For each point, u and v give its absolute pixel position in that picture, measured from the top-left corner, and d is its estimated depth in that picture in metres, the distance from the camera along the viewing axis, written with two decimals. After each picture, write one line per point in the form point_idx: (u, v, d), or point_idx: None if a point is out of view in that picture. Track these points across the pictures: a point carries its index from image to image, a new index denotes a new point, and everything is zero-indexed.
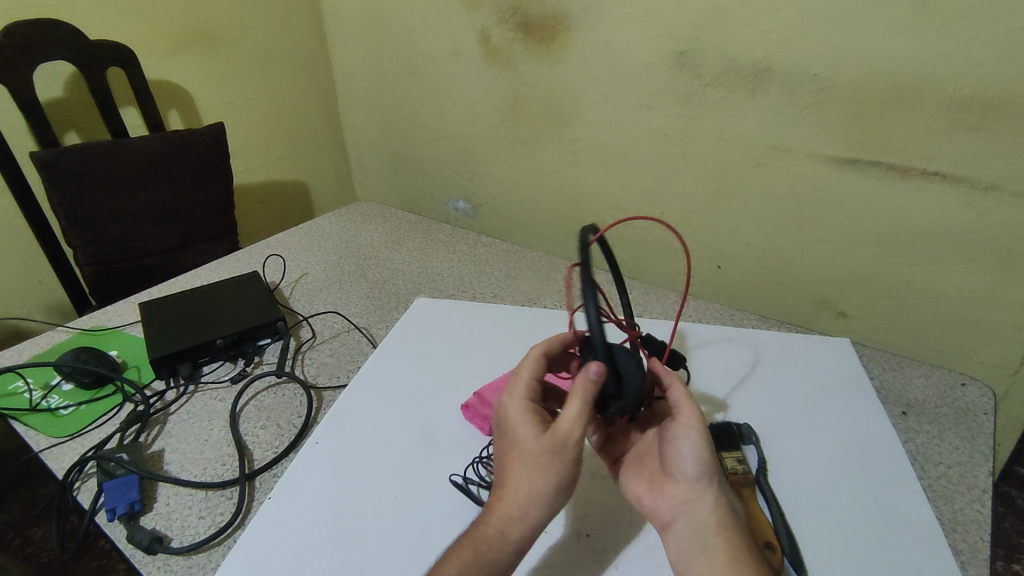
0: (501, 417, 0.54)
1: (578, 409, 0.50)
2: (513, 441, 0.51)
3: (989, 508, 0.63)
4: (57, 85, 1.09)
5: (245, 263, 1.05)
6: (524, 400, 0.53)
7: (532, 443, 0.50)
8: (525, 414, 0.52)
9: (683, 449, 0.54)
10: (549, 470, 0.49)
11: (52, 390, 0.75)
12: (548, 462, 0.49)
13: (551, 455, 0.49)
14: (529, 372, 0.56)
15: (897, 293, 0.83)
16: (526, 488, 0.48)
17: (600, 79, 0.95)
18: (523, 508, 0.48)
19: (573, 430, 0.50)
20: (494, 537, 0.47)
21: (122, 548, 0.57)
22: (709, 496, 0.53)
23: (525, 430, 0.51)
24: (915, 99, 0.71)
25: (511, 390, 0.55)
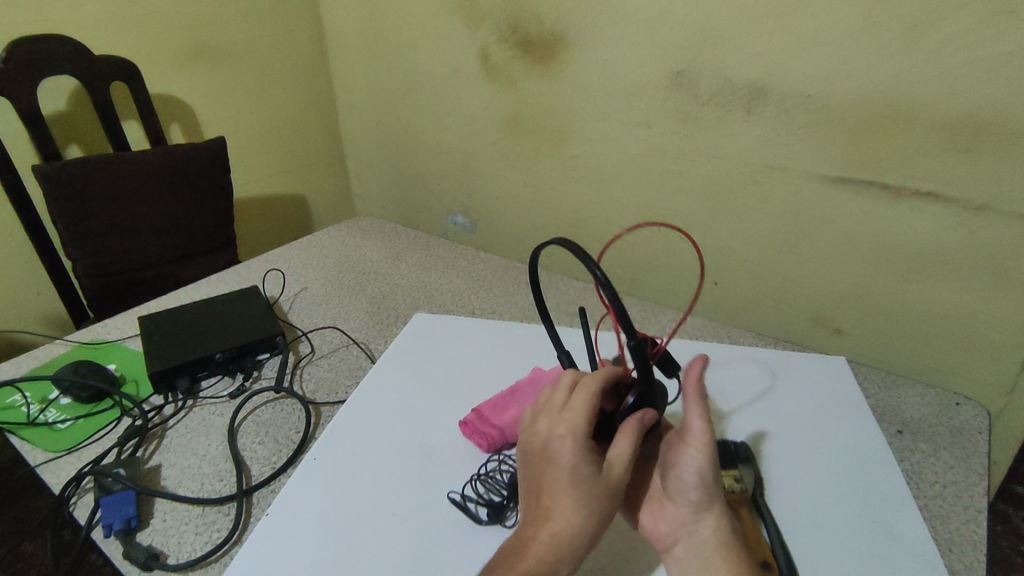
0: (552, 450, 0.52)
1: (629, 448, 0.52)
2: (566, 478, 0.51)
3: (985, 528, 0.63)
4: (61, 98, 1.10)
5: (244, 277, 1.05)
6: (581, 436, 0.52)
7: (590, 484, 0.50)
8: (583, 450, 0.51)
9: (687, 472, 0.52)
10: (599, 511, 0.50)
11: (49, 404, 0.75)
12: (602, 502, 0.50)
13: (603, 495, 0.50)
14: (585, 404, 0.53)
15: (892, 311, 0.84)
16: (579, 526, 0.49)
17: (597, 97, 0.97)
18: (570, 546, 0.49)
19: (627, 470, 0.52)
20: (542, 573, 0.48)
21: (118, 565, 0.57)
22: (712, 523, 0.52)
23: (582, 469, 0.51)
24: (906, 120, 0.73)
25: (563, 420, 0.53)
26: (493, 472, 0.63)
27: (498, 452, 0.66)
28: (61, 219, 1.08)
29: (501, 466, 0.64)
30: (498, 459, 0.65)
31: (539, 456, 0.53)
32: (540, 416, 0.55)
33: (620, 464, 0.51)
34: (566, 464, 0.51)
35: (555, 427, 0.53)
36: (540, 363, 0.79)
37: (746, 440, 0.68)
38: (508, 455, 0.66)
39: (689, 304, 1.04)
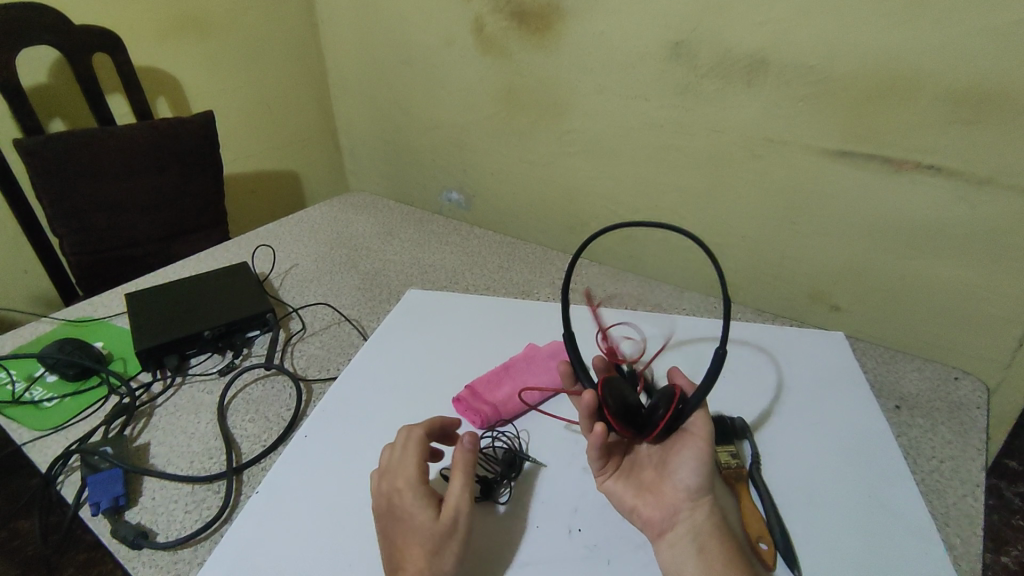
0: (394, 505, 0.52)
1: (462, 482, 0.52)
2: (410, 530, 0.50)
3: (982, 503, 0.63)
4: (41, 71, 1.07)
5: (234, 253, 1.03)
6: (412, 490, 0.52)
7: (428, 531, 0.50)
8: (417, 496, 0.51)
9: (688, 457, 0.54)
10: (444, 549, 0.49)
11: (35, 382, 0.74)
12: (450, 548, 0.50)
13: (445, 538, 0.50)
14: (420, 456, 0.54)
15: (892, 287, 0.83)
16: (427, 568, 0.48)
17: (594, 69, 0.94)
18: None
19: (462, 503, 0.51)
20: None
21: (106, 543, 0.56)
22: (707, 513, 0.52)
23: (421, 514, 0.51)
24: (911, 92, 0.71)
25: (398, 476, 0.53)
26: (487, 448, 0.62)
27: (493, 428, 0.65)
28: (45, 195, 1.05)
29: (495, 442, 0.63)
30: (492, 435, 0.64)
31: (392, 512, 0.52)
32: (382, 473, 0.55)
33: (452, 504, 0.51)
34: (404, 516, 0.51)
35: (391, 488, 0.53)
36: (535, 340, 0.78)
37: (743, 416, 0.68)
38: (502, 431, 0.65)
39: (686, 280, 1.03)
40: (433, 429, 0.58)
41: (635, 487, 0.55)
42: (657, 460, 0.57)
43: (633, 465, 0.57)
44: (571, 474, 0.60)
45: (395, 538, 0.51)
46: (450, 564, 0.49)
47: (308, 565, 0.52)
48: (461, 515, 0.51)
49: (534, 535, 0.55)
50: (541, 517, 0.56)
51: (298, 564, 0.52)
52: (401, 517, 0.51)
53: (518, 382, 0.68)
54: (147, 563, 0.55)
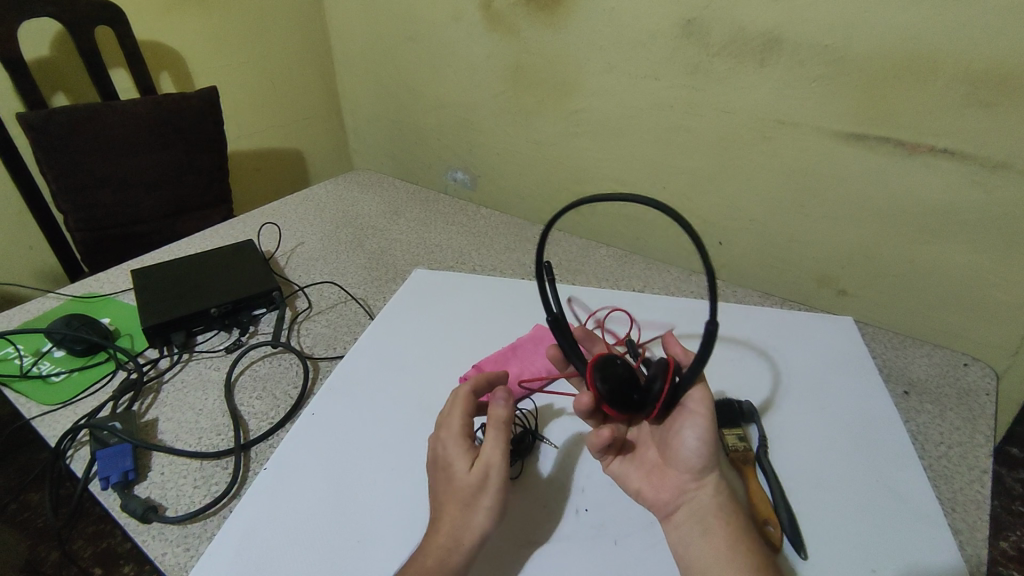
0: (436, 460, 0.53)
1: (496, 436, 0.51)
2: (448, 483, 0.51)
3: (989, 489, 0.63)
4: (43, 44, 1.05)
5: (240, 231, 1.03)
6: (454, 442, 0.52)
7: (463, 482, 0.50)
8: (458, 448, 0.52)
9: (689, 437, 0.52)
10: (477, 502, 0.49)
11: (43, 357, 0.74)
12: (483, 500, 0.49)
13: (477, 488, 0.50)
14: (468, 411, 0.54)
15: (900, 272, 0.83)
16: (461, 518, 0.49)
17: (603, 47, 0.92)
18: (460, 542, 0.48)
19: (496, 457, 0.50)
20: (432, 567, 0.47)
21: (116, 516, 0.57)
22: (713, 492, 0.51)
23: (459, 465, 0.51)
24: (928, 74, 0.69)
25: (443, 430, 0.54)
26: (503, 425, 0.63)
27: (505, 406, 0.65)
28: (50, 170, 1.05)
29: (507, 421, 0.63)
30: None
31: (433, 467, 0.53)
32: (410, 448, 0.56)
33: (485, 458, 0.50)
34: (444, 467, 0.52)
35: (436, 443, 0.54)
36: (541, 321, 0.78)
37: (750, 399, 0.68)
38: (514, 410, 0.65)
39: (693, 263, 1.02)
40: (483, 385, 0.57)
41: (641, 469, 0.55)
42: (660, 439, 0.55)
43: (639, 446, 0.57)
44: (578, 456, 0.60)
45: (435, 492, 0.52)
46: (484, 517, 0.49)
47: (317, 539, 0.53)
48: (495, 466, 0.50)
49: (542, 513, 0.55)
50: (549, 496, 0.57)
51: (308, 538, 0.53)
52: (438, 472, 0.52)
53: (527, 362, 0.68)
54: (158, 536, 0.55)
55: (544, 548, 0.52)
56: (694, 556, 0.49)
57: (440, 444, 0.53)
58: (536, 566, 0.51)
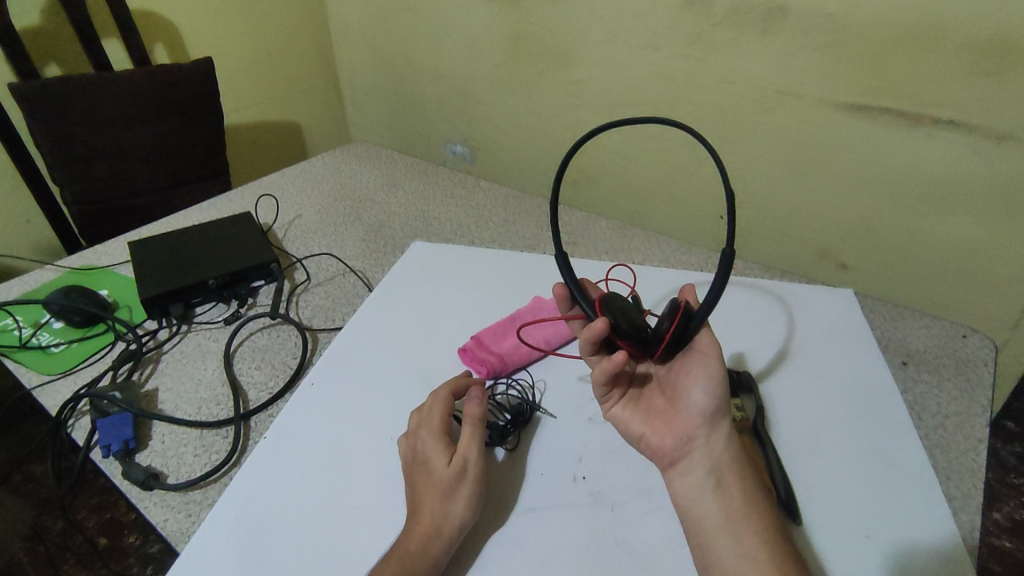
0: (417, 452, 0.53)
1: (472, 436, 0.53)
2: (429, 476, 0.52)
3: (984, 458, 0.64)
4: (33, 12, 1.03)
5: (237, 203, 1.02)
6: (432, 437, 0.53)
7: (441, 475, 0.51)
8: (436, 443, 0.53)
9: (701, 381, 0.53)
10: (454, 495, 0.50)
11: (42, 328, 0.74)
12: (458, 496, 0.50)
13: (456, 481, 0.51)
14: (444, 412, 0.56)
15: (901, 245, 0.82)
16: (440, 510, 0.49)
17: (603, 15, 0.91)
18: (442, 531, 0.48)
19: (471, 455, 0.52)
20: (416, 553, 0.47)
21: (118, 484, 0.57)
22: (722, 442, 0.52)
23: (437, 460, 0.52)
24: (937, 42, 0.67)
25: (424, 426, 0.55)
26: (501, 394, 0.63)
27: (506, 375, 0.65)
28: (44, 142, 1.04)
29: (508, 390, 0.64)
30: (505, 383, 0.64)
31: (411, 461, 0.54)
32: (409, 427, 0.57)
33: (461, 454, 0.52)
34: (428, 456, 0.52)
35: (416, 439, 0.54)
36: (541, 293, 0.77)
37: (748, 369, 0.68)
38: (515, 378, 0.66)
39: (693, 236, 1.02)
40: (461, 388, 0.59)
41: (645, 414, 0.56)
42: (667, 387, 0.56)
43: (645, 396, 0.57)
44: (576, 424, 0.61)
45: (415, 482, 0.52)
46: (462, 508, 0.50)
47: (317, 506, 0.54)
48: (471, 461, 0.52)
49: (541, 480, 0.56)
50: (547, 465, 0.57)
51: (308, 505, 0.54)
52: (418, 462, 0.53)
53: (525, 332, 0.68)
54: (159, 503, 0.56)
55: (543, 513, 0.53)
56: (703, 508, 0.49)
57: (422, 439, 0.54)
58: (536, 533, 0.51)
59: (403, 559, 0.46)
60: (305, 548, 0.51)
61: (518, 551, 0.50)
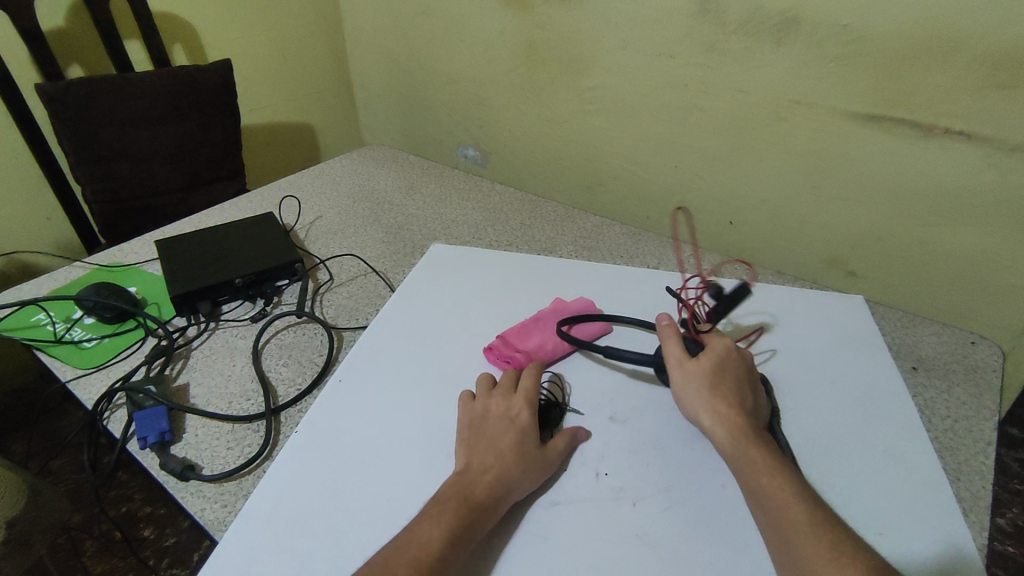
0: (504, 414, 0.59)
1: (564, 442, 0.59)
2: (513, 437, 0.56)
3: (993, 460, 0.66)
4: (59, 13, 1.06)
5: (259, 203, 1.04)
6: (531, 416, 0.59)
7: (532, 450, 0.56)
8: (532, 419, 0.58)
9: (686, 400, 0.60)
10: (535, 474, 0.55)
11: (75, 324, 0.76)
12: (534, 475, 0.55)
13: (542, 459, 0.56)
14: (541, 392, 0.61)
15: (909, 253, 0.84)
16: (517, 476, 0.54)
17: (618, 24, 0.93)
18: (511, 491, 0.53)
19: (559, 453, 0.58)
20: (479, 498, 0.51)
21: (156, 475, 0.59)
22: (712, 420, 0.57)
23: (531, 433, 0.57)
24: (945, 54, 0.70)
25: (514, 397, 0.60)
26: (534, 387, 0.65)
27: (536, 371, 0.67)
28: (68, 141, 1.06)
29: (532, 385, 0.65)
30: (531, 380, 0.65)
31: (490, 421, 0.58)
32: (473, 396, 0.62)
33: (556, 449, 0.58)
34: (521, 427, 0.57)
35: (502, 404, 0.60)
36: (560, 295, 0.79)
37: (763, 372, 0.70)
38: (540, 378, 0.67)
39: (703, 241, 1.04)
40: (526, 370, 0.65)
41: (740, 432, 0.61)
42: None
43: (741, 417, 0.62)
44: (597, 422, 0.63)
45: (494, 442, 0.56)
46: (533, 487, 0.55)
47: (349, 499, 0.55)
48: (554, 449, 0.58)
49: (564, 477, 0.57)
50: (572, 460, 0.59)
51: (339, 498, 0.56)
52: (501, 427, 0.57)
53: (550, 331, 0.70)
54: (196, 494, 0.58)
55: (567, 508, 0.55)
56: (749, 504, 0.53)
57: (511, 407, 0.59)
58: (561, 526, 0.53)
59: (471, 500, 0.51)
60: (339, 537, 0.52)
61: (544, 542, 0.52)
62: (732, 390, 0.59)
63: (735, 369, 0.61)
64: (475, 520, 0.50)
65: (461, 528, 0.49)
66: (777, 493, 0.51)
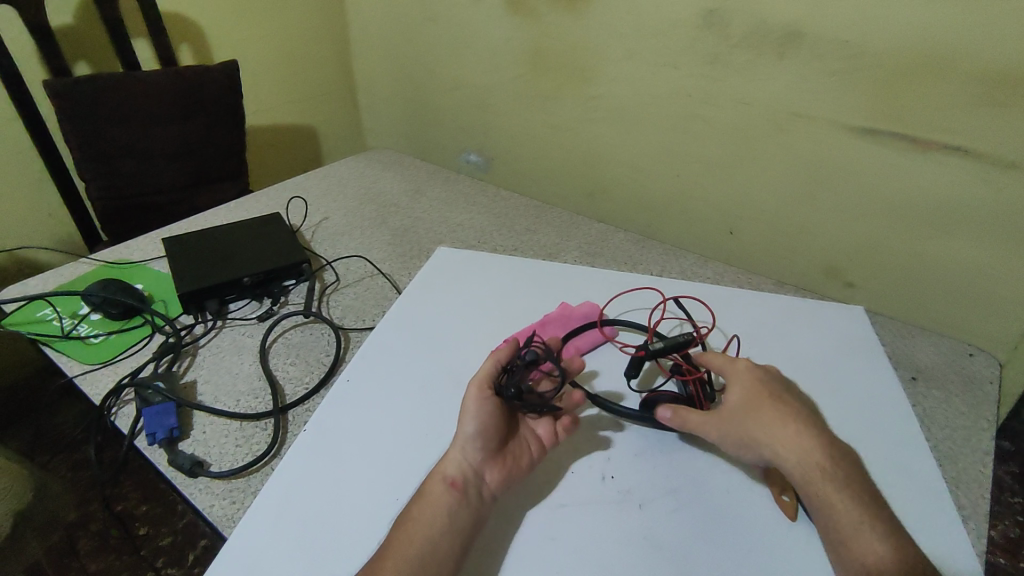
0: None
1: (491, 364, 0.57)
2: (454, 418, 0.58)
3: (990, 469, 0.67)
4: (68, 11, 1.06)
5: (266, 203, 1.05)
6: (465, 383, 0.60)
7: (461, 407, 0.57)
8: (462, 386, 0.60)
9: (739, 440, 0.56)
10: (469, 418, 0.55)
11: (81, 320, 0.76)
12: (470, 418, 0.55)
13: (475, 401, 0.55)
14: None
15: (907, 266, 0.85)
16: (456, 441, 0.55)
17: (624, 34, 0.94)
18: (455, 458, 0.54)
19: (486, 376, 0.57)
20: (432, 485, 0.53)
21: (164, 471, 0.59)
22: (784, 454, 0.54)
23: (475, 395, 0.55)
24: (945, 72, 0.71)
25: None
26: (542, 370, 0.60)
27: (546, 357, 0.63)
28: (74, 138, 1.06)
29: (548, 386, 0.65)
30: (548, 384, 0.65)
31: None
32: None
33: (480, 374, 0.57)
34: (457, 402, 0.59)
35: None
36: (566, 300, 0.80)
37: None
38: None
39: (704, 249, 1.05)
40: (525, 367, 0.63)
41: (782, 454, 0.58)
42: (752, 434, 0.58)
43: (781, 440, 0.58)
44: (602, 425, 0.63)
45: (471, 431, 0.55)
46: (474, 431, 0.55)
47: (358, 499, 0.56)
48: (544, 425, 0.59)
49: (571, 478, 0.58)
50: (579, 462, 0.60)
51: (349, 497, 0.56)
52: (472, 415, 0.55)
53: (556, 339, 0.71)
54: (204, 490, 0.58)
55: (576, 508, 0.55)
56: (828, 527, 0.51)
57: None
58: (569, 527, 0.54)
59: (425, 492, 0.53)
60: (348, 533, 0.53)
61: (552, 543, 0.53)
62: (786, 419, 0.56)
63: (774, 392, 0.58)
64: (432, 504, 0.52)
65: (424, 520, 0.51)
66: (846, 513, 0.50)
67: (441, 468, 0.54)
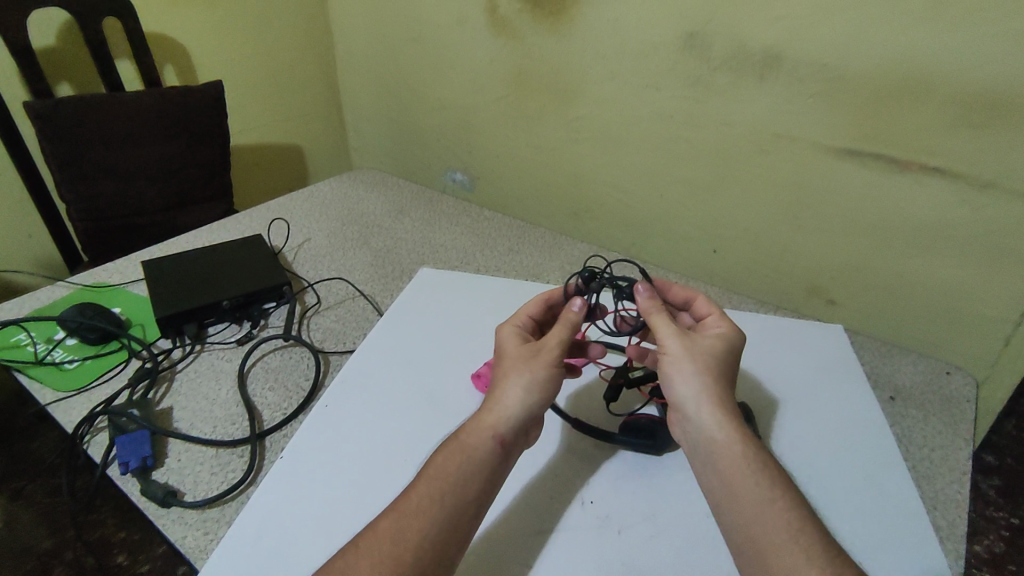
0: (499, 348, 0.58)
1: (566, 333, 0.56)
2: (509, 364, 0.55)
3: (968, 489, 0.67)
4: (51, 32, 1.06)
5: (248, 225, 1.04)
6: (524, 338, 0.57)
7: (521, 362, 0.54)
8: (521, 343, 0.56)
9: (681, 380, 0.54)
10: (539, 383, 0.53)
11: (56, 345, 0.75)
12: (536, 383, 0.53)
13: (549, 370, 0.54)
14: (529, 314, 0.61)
15: (886, 285, 0.86)
16: (518, 401, 0.52)
17: (606, 56, 0.95)
18: (508, 423, 0.52)
19: (562, 346, 0.55)
20: (473, 436, 0.51)
21: (136, 501, 0.58)
22: (711, 422, 0.52)
23: (547, 365, 0.54)
24: (917, 94, 0.73)
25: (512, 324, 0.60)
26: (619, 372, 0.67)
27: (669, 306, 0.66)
28: (54, 159, 1.05)
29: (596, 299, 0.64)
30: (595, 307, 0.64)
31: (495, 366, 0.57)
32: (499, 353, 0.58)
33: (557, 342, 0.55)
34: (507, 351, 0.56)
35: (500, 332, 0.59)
36: None
37: (747, 398, 0.71)
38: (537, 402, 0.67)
39: (687, 267, 1.06)
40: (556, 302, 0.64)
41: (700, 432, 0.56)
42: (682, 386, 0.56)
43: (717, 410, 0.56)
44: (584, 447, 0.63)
45: (533, 402, 0.53)
46: (536, 400, 0.53)
47: (334, 528, 0.55)
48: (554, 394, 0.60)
49: (551, 504, 0.58)
50: (559, 488, 0.59)
51: (323, 526, 0.55)
52: (544, 379, 0.53)
53: None
54: (177, 520, 0.57)
55: (552, 537, 0.55)
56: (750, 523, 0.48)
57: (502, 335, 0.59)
58: (546, 555, 0.53)
59: (460, 442, 0.51)
60: (323, 561, 0.52)
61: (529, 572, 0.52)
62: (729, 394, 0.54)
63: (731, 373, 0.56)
64: (468, 464, 0.50)
65: (449, 478, 0.49)
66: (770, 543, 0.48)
67: (496, 414, 0.52)
